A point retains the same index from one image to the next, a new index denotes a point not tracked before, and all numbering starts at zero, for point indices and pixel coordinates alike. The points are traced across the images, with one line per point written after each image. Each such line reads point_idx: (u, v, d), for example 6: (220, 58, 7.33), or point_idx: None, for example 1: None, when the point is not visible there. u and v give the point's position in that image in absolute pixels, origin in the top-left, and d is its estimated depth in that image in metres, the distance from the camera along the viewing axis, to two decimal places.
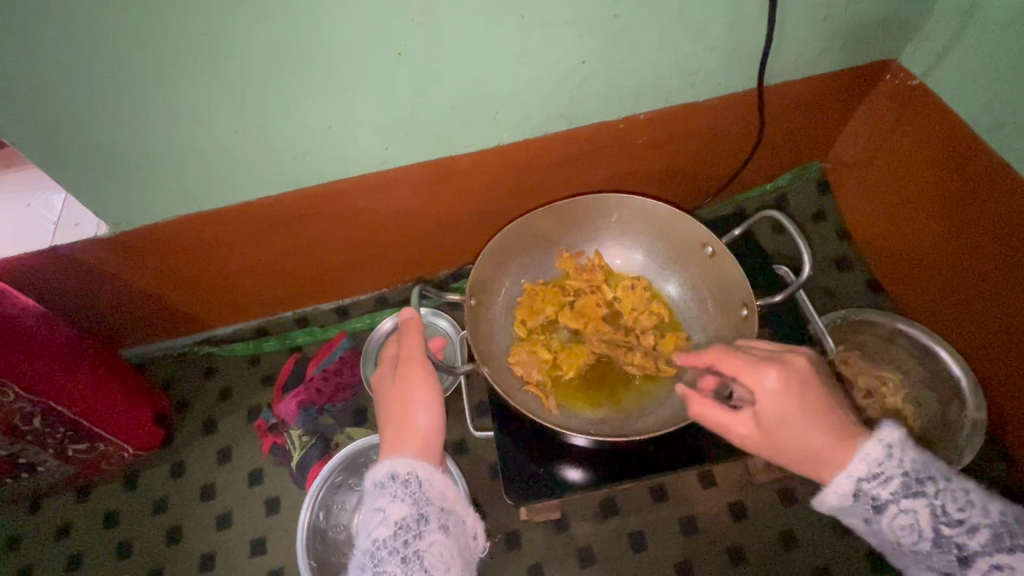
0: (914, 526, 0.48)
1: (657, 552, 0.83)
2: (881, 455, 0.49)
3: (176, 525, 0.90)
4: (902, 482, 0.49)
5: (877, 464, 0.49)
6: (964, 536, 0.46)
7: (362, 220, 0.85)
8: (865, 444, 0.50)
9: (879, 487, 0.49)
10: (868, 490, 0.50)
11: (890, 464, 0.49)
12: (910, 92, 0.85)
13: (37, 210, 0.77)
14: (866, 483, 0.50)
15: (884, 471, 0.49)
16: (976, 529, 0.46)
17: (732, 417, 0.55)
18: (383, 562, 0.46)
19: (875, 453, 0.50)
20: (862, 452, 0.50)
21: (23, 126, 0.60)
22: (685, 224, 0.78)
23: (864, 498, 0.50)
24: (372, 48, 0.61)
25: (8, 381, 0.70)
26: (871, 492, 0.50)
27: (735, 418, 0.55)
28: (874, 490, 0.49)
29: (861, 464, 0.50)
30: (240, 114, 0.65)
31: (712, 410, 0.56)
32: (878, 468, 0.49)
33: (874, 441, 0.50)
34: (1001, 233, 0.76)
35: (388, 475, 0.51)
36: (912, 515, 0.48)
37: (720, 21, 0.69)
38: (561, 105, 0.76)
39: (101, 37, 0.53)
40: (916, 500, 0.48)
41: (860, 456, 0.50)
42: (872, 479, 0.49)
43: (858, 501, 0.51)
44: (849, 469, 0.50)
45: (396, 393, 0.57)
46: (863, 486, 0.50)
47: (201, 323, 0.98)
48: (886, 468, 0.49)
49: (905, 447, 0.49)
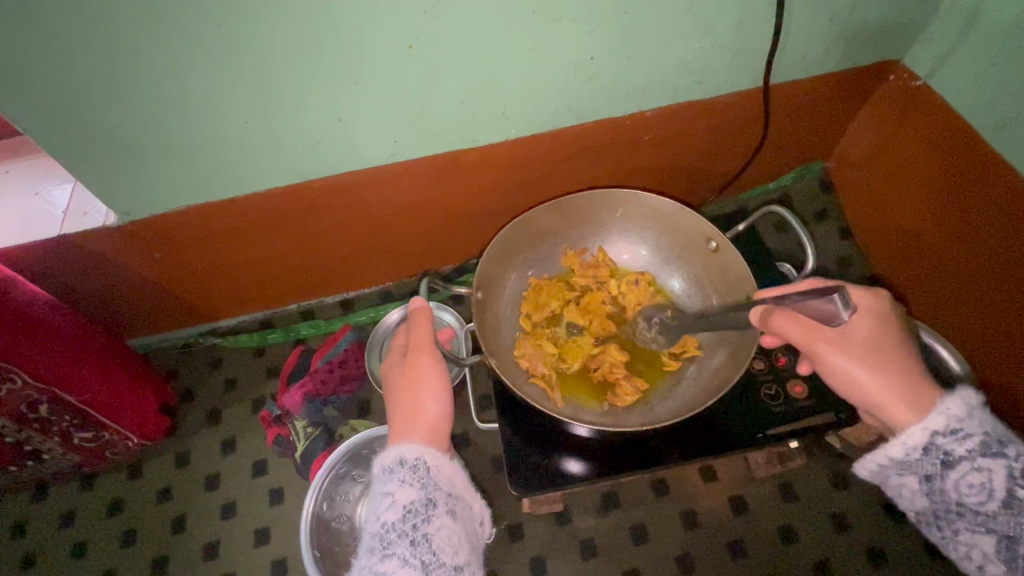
0: (983, 484, 0.49)
1: (659, 546, 0.83)
2: (962, 413, 0.51)
3: (180, 514, 0.90)
4: (981, 441, 0.50)
5: (957, 422, 0.51)
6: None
7: (369, 213, 0.86)
8: (947, 401, 0.52)
9: (956, 444, 0.51)
10: (941, 445, 0.51)
11: (971, 423, 0.51)
12: (912, 91, 0.86)
13: (45, 199, 0.77)
14: (941, 437, 0.51)
15: (963, 428, 0.51)
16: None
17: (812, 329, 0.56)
18: (391, 544, 0.47)
19: (957, 410, 0.51)
20: (944, 406, 0.52)
21: (35, 113, 0.60)
22: (690, 220, 0.78)
23: (935, 452, 0.52)
24: (383, 41, 0.61)
25: (18, 370, 0.71)
26: (945, 447, 0.51)
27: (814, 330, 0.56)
28: (948, 445, 0.51)
29: (941, 419, 0.52)
30: (250, 104, 0.65)
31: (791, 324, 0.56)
32: (957, 425, 0.51)
33: (958, 399, 0.52)
34: (999, 232, 0.77)
35: (396, 460, 0.51)
36: (984, 475, 0.49)
37: (728, 19, 0.69)
38: (569, 101, 0.77)
39: (115, 26, 0.54)
40: (994, 459, 0.49)
41: (941, 410, 0.52)
42: (949, 435, 0.51)
43: (927, 456, 0.52)
44: (926, 422, 0.52)
45: (404, 381, 0.58)
46: (938, 440, 0.52)
47: (206, 314, 0.99)
48: (967, 427, 0.51)
49: (987, 412, 0.51)
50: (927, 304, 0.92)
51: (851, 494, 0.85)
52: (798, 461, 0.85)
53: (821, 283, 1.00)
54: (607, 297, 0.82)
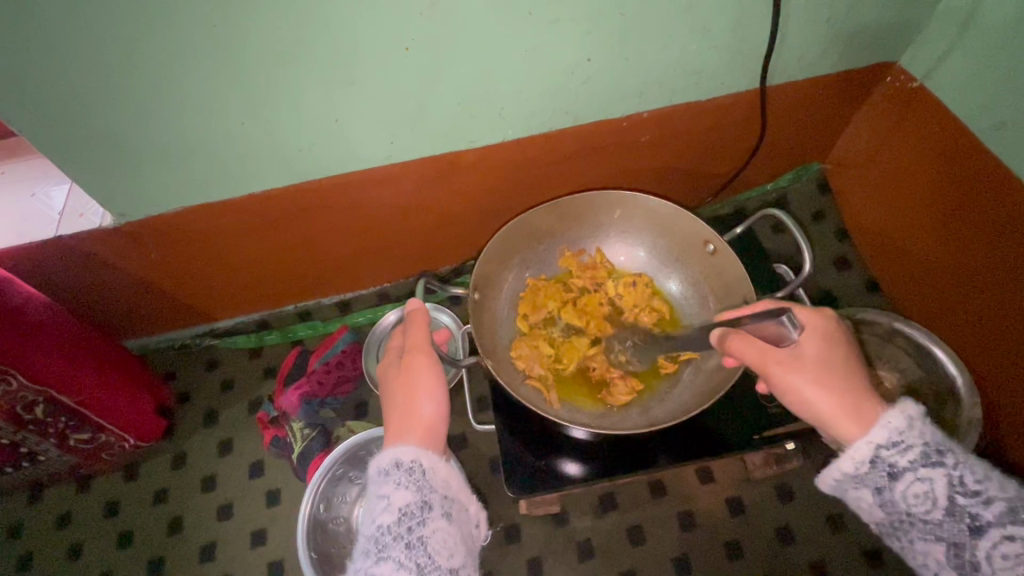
0: (927, 494, 0.49)
1: (655, 547, 0.83)
2: (903, 425, 0.51)
3: (176, 515, 0.90)
4: (922, 451, 0.50)
5: (899, 434, 0.51)
6: (980, 506, 0.47)
7: (366, 214, 0.86)
8: (888, 413, 0.52)
9: (899, 455, 0.50)
10: (886, 458, 0.51)
11: (910, 433, 0.51)
12: (909, 93, 0.86)
13: (40, 201, 0.77)
14: (885, 450, 0.51)
15: (904, 440, 0.51)
16: (992, 502, 0.47)
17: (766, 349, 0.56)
18: (386, 547, 0.47)
19: (897, 422, 0.51)
20: (885, 420, 0.51)
21: (30, 115, 0.60)
22: (688, 222, 0.78)
23: (881, 465, 0.51)
24: (378, 42, 0.61)
25: (14, 371, 0.71)
26: (889, 459, 0.51)
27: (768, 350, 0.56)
28: (892, 457, 0.51)
29: (882, 431, 0.51)
30: (247, 105, 0.65)
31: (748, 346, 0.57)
32: (898, 437, 0.51)
33: (898, 411, 0.52)
34: (999, 235, 0.77)
35: (392, 462, 0.51)
36: (927, 484, 0.49)
37: (724, 20, 0.69)
38: (566, 102, 0.77)
39: (110, 27, 0.53)
40: (934, 469, 0.49)
41: (882, 423, 0.51)
42: (892, 447, 0.51)
43: (875, 469, 0.52)
44: (870, 435, 0.52)
45: (401, 382, 0.58)
46: (882, 453, 0.51)
47: (203, 315, 0.99)
48: (907, 438, 0.51)
49: (925, 421, 0.51)
50: (923, 305, 0.92)
51: None
52: (795, 462, 0.85)
53: (818, 284, 1.00)
54: (605, 298, 0.82)
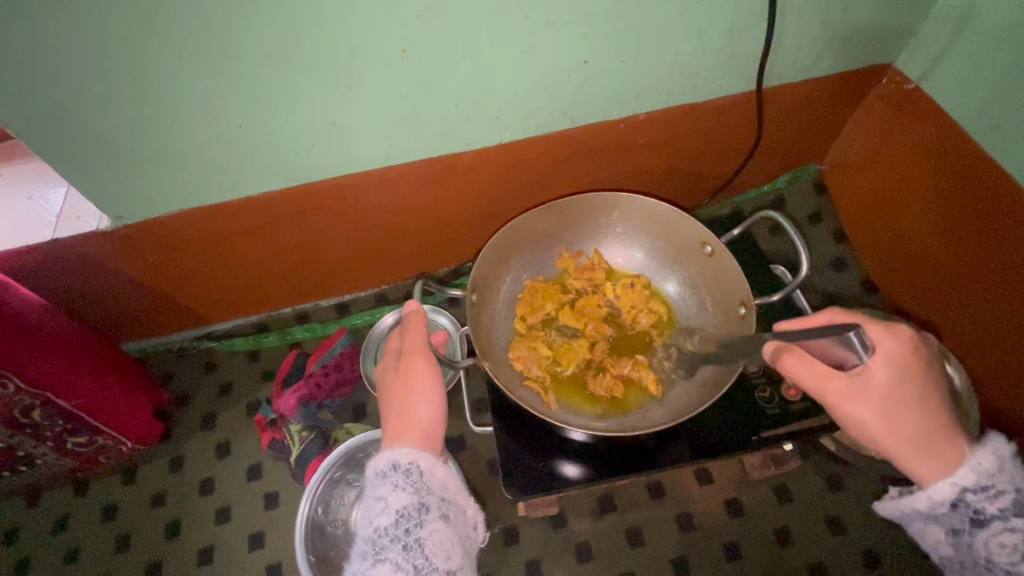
0: (1015, 545, 0.50)
1: (654, 548, 0.83)
2: (994, 468, 0.52)
3: (175, 519, 0.90)
4: (1013, 499, 0.51)
5: (989, 479, 0.52)
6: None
7: (363, 216, 0.86)
8: (977, 454, 0.53)
9: (987, 501, 0.51)
10: (972, 502, 0.52)
11: (1002, 480, 0.52)
12: (905, 95, 0.86)
13: (37, 204, 0.77)
14: (972, 494, 0.52)
15: (994, 485, 0.52)
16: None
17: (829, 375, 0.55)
18: (383, 549, 0.47)
19: (989, 466, 0.52)
20: (976, 461, 0.52)
21: (28, 118, 0.60)
22: (685, 224, 0.78)
23: (965, 508, 0.52)
24: (376, 44, 0.61)
25: (11, 375, 0.70)
26: (976, 504, 0.52)
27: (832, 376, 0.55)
28: (978, 502, 0.52)
29: (971, 474, 0.52)
30: (244, 109, 0.65)
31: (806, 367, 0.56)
32: (988, 482, 0.52)
33: (991, 454, 0.53)
34: (1002, 248, 0.77)
35: (389, 464, 0.51)
36: (1016, 534, 0.50)
37: (721, 22, 0.70)
38: (563, 105, 0.77)
39: (108, 31, 0.53)
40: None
41: (971, 465, 0.52)
42: (980, 491, 0.52)
43: (956, 512, 0.53)
44: (956, 477, 0.52)
45: (398, 385, 0.58)
46: (968, 497, 0.52)
47: (201, 317, 0.98)
48: (998, 484, 0.52)
49: (1017, 468, 0.52)
50: (920, 307, 0.92)
51: (846, 497, 0.86)
52: (793, 463, 0.84)
53: (815, 285, 1.00)
54: (602, 300, 0.82)
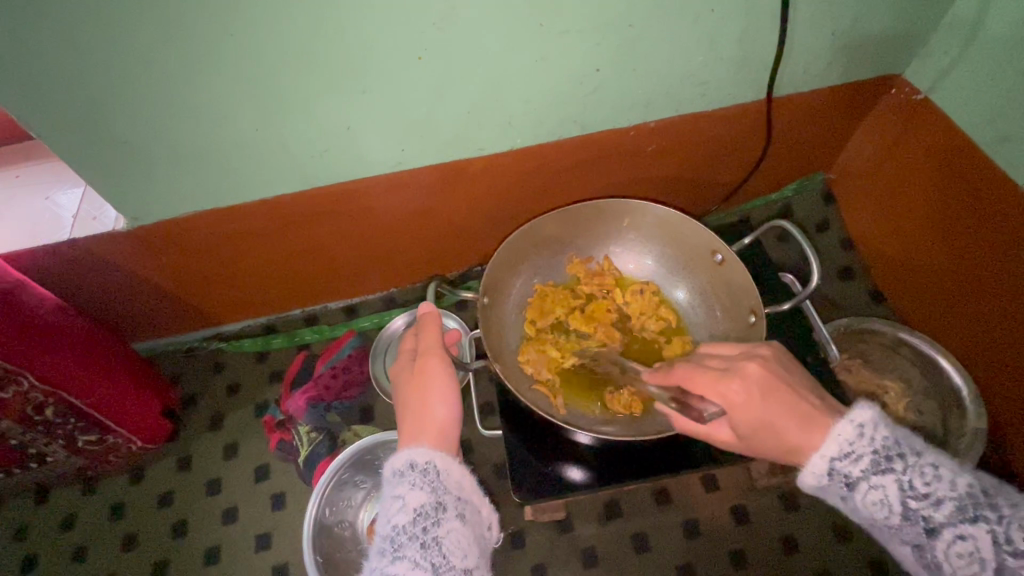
0: (883, 501, 0.48)
1: (660, 554, 0.84)
2: (852, 435, 0.50)
3: (181, 518, 0.90)
4: (872, 460, 0.49)
5: (848, 445, 0.50)
6: (931, 508, 0.47)
7: (374, 219, 0.86)
8: (838, 426, 0.51)
9: (850, 465, 0.49)
10: (840, 469, 0.50)
11: (860, 442, 0.50)
12: (914, 105, 0.87)
13: (55, 203, 0.77)
14: (838, 462, 0.50)
15: (854, 450, 0.50)
16: (942, 502, 0.46)
17: (710, 428, 0.59)
18: (402, 547, 0.47)
19: (846, 433, 0.50)
20: (836, 432, 0.50)
21: (50, 119, 0.61)
22: (696, 231, 0.79)
23: (838, 476, 0.50)
24: (391, 50, 0.62)
25: (25, 372, 0.71)
26: (843, 470, 0.50)
27: (714, 428, 0.58)
28: (846, 468, 0.50)
29: (834, 444, 0.50)
30: (261, 112, 0.66)
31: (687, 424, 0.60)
32: (849, 448, 0.50)
33: (846, 421, 0.50)
34: (1008, 257, 0.77)
35: (407, 463, 0.52)
36: (881, 491, 0.48)
37: (731, 32, 0.70)
38: (574, 111, 0.77)
39: (132, 34, 0.55)
40: (885, 475, 0.48)
41: (833, 437, 0.50)
42: (844, 458, 0.50)
43: (831, 480, 0.51)
44: (822, 451, 0.51)
45: (413, 386, 0.59)
46: (837, 465, 0.50)
47: (211, 318, 0.99)
48: (857, 447, 0.50)
49: (877, 426, 0.50)
50: (929, 317, 0.92)
51: None
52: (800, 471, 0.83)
53: (822, 294, 1.01)
54: (612, 306, 0.82)
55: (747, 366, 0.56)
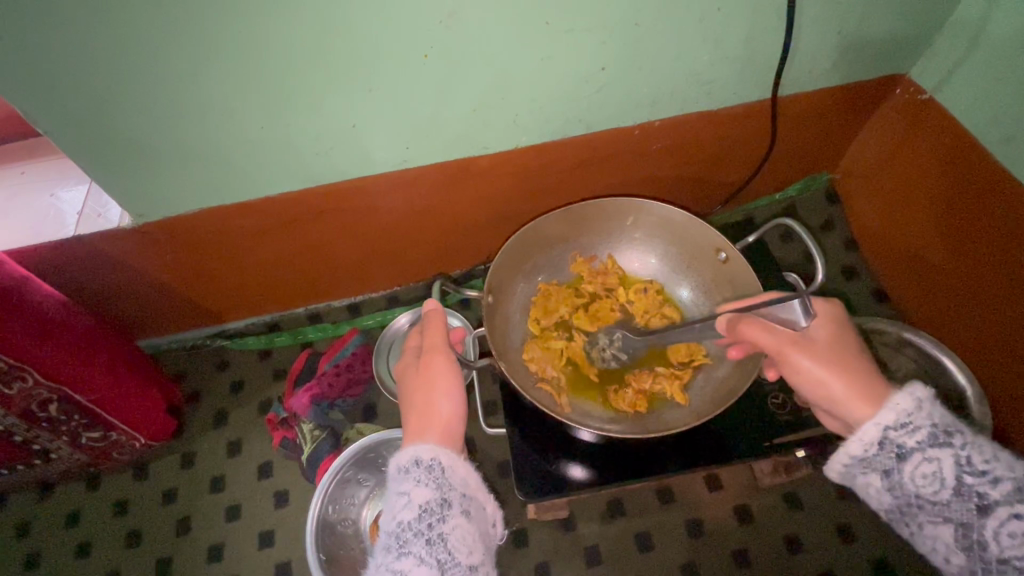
0: (935, 474, 0.49)
1: (663, 554, 0.84)
2: (911, 406, 0.51)
3: (185, 515, 0.90)
4: (929, 432, 0.50)
5: (907, 415, 0.51)
6: (986, 485, 0.47)
7: (378, 217, 0.87)
8: (897, 396, 0.52)
9: (907, 436, 0.51)
10: (894, 439, 0.52)
11: (919, 414, 0.51)
12: (919, 105, 0.87)
13: (60, 200, 0.77)
14: (893, 431, 0.52)
15: (912, 421, 0.51)
16: (999, 481, 0.47)
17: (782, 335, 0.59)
18: (408, 543, 0.47)
19: (905, 403, 0.52)
20: (894, 401, 0.52)
21: (57, 116, 0.61)
22: (700, 230, 0.79)
23: (889, 446, 0.52)
24: (398, 49, 0.62)
25: (30, 369, 0.72)
26: (897, 440, 0.51)
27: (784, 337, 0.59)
28: (900, 438, 0.51)
29: (891, 413, 0.52)
30: (267, 109, 0.66)
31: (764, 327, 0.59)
32: (907, 418, 0.51)
33: (906, 393, 0.52)
34: (1007, 256, 0.78)
35: (412, 460, 0.52)
36: (935, 464, 0.49)
37: (737, 31, 0.70)
38: (579, 110, 0.77)
39: (140, 31, 0.55)
40: (942, 449, 0.49)
41: (890, 404, 0.52)
42: (900, 428, 0.51)
43: (883, 450, 0.52)
44: (878, 417, 0.52)
45: (418, 383, 0.59)
46: (890, 434, 0.52)
47: (215, 315, 0.99)
48: (916, 419, 0.51)
49: (935, 404, 0.51)
50: (932, 317, 0.92)
51: (856, 505, 0.85)
52: (804, 470, 0.83)
53: (826, 294, 1.01)
54: (615, 305, 0.83)
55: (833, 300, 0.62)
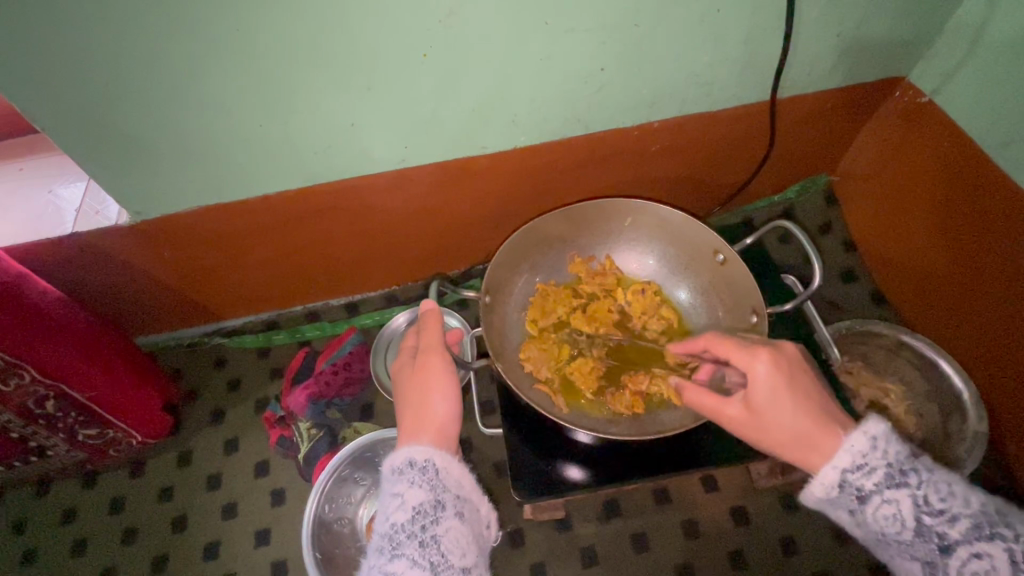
0: (896, 515, 0.49)
1: (659, 554, 0.84)
2: (865, 447, 0.50)
3: (181, 513, 0.90)
4: (885, 473, 0.50)
5: (862, 456, 0.50)
6: (945, 525, 0.47)
7: (376, 217, 0.86)
8: (849, 436, 0.51)
9: (863, 478, 0.50)
10: (852, 481, 0.51)
11: (874, 454, 0.50)
12: (918, 108, 0.86)
13: (58, 197, 0.77)
14: (850, 474, 0.50)
15: (868, 462, 0.50)
16: (956, 519, 0.47)
17: (720, 402, 0.58)
18: (400, 545, 0.47)
19: (859, 444, 0.51)
20: (848, 444, 0.51)
21: (54, 113, 0.61)
22: (699, 232, 0.79)
23: (849, 488, 0.51)
24: (396, 48, 0.62)
25: (27, 366, 0.72)
26: (855, 483, 0.50)
27: (724, 402, 0.58)
28: (858, 481, 0.50)
29: (846, 456, 0.51)
30: (264, 108, 0.66)
31: (701, 396, 0.60)
32: (862, 460, 0.50)
33: (860, 432, 0.51)
34: (1005, 264, 0.78)
35: (406, 461, 0.52)
36: (894, 505, 0.49)
37: (737, 32, 0.70)
38: (578, 110, 0.77)
39: (137, 30, 0.55)
40: (899, 490, 0.49)
41: (844, 448, 0.51)
42: (857, 470, 0.50)
43: (843, 492, 0.51)
44: (834, 460, 0.51)
45: (413, 383, 0.58)
46: (848, 477, 0.51)
47: (212, 313, 0.99)
48: (871, 460, 0.50)
49: (890, 440, 0.50)
50: (929, 320, 0.92)
51: None
52: (801, 472, 0.83)
53: (824, 296, 1.01)
54: (614, 306, 0.82)
55: (787, 344, 0.57)
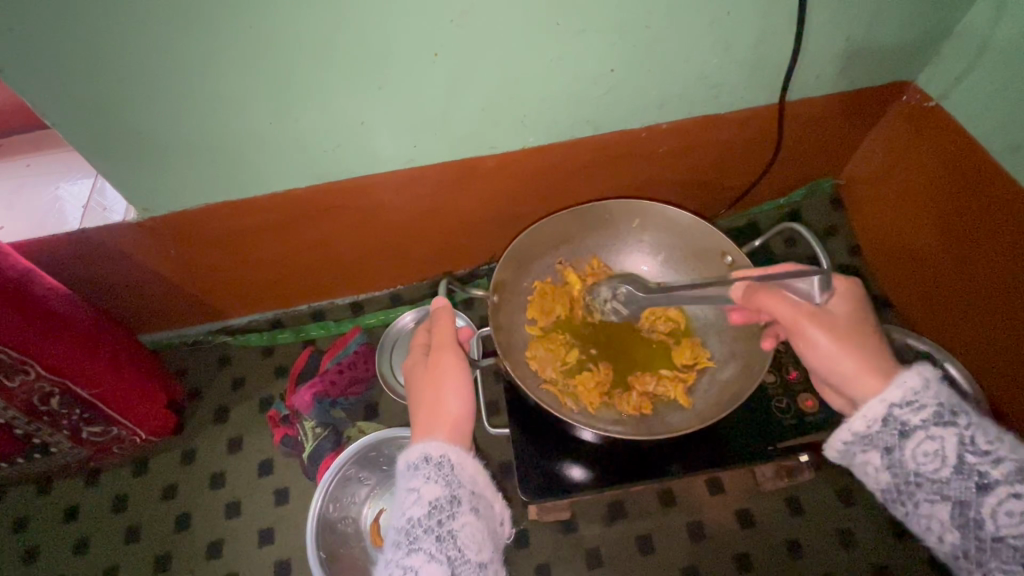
0: (937, 452, 0.51)
1: (665, 557, 0.83)
2: (918, 386, 0.53)
3: (185, 512, 0.90)
4: (934, 412, 0.51)
5: (913, 394, 0.52)
6: (988, 464, 0.49)
7: (383, 216, 0.87)
8: (905, 376, 0.54)
9: (911, 414, 0.52)
10: (899, 416, 0.53)
11: (926, 394, 0.52)
12: (924, 112, 0.87)
13: (65, 193, 0.77)
14: (898, 408, 0.53)
15: (918, 400, 0.52)
16: (1000, 461, 0.48)
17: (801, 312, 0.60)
18: (418, 539, 0.47)
19: (913, 382, 0.53)
20: (902, 379, 0.53)
21: (64, 107, 0.61)
22: (706, 232, 0.79)
23: (894, 423, 0.53)
24: (410, 47, 0.62)
25: (33, 363, 0.71)
26: (902, 418, 0.53)
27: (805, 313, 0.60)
28: (905, 416, 0.53)
29: (898, 391, 0.53)
30: (276, 105, 0.66)
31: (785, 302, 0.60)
32: (914, 397, 0.52)
33: (914, 372, 0.53)
34: (1008, 266, 0.78)
35: (421, 457, 0.52)
36: (938, 442, 0.51)
37: (747, 35, 0.70)
38: (588, 111, 0.78)
39: (151, 24, 0.55)
40: (947, 428, 0.50)
41: (898, 383, 0.53)
42: (906, 406, 0.53)
43: (887, 428, 0.54)
44: (885, 395, 0.54)
45: (427, 379, 0.59)
46: (895, 412, 0.53)
47: (218, 312, 0.99)
48: (922, 398, 0.52)
49: (943, 384, 0.52)
50: (933, 322, 0.92)
51: (857, 511, 0.86)
52: (807, 474, 0.83)
53: None
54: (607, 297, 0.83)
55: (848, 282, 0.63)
